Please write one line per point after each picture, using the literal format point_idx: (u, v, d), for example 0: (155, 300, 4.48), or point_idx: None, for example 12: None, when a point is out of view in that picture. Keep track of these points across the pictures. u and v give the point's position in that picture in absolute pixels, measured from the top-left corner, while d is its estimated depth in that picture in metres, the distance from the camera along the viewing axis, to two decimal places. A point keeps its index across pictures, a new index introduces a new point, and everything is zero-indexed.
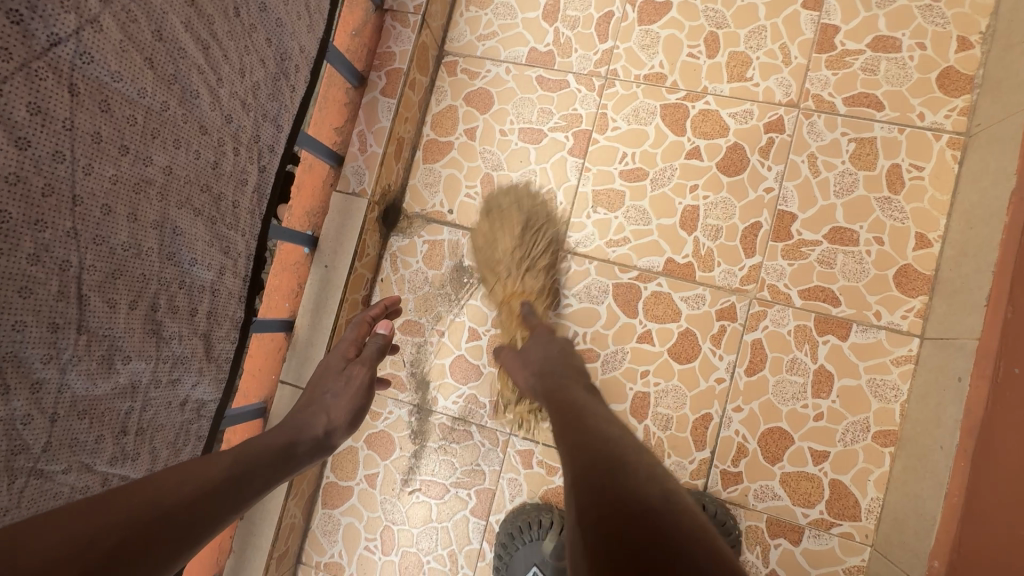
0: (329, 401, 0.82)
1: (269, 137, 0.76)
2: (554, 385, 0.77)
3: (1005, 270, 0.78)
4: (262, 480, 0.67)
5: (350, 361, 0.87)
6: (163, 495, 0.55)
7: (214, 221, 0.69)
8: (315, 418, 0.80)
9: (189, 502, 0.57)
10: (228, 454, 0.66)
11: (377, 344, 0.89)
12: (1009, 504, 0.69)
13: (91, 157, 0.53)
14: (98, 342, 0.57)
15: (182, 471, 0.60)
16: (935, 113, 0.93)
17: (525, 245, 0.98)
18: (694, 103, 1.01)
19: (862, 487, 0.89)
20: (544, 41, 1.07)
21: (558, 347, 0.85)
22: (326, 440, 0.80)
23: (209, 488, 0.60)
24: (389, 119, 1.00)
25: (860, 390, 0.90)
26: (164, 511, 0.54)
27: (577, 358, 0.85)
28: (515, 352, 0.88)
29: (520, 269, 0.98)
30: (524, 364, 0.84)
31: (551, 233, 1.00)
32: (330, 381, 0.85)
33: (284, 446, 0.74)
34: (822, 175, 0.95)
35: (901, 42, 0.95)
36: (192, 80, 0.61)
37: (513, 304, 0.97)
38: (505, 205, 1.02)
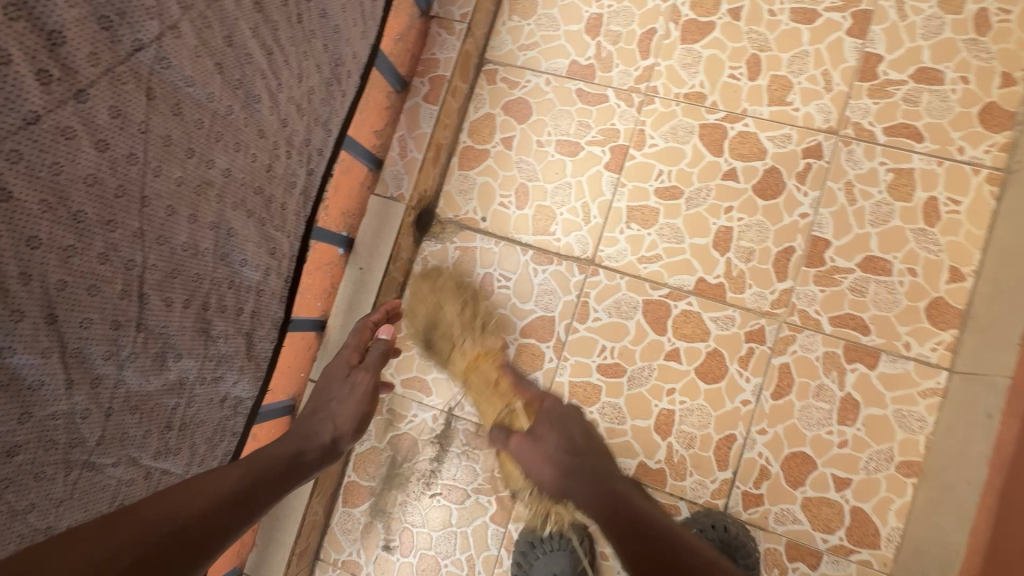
0: (335, 408, 0.84)
1: (319, 141, 0.76)
2: (593, 476, 0.78)
3: None
4: (269, 491, 0.68)
5: (353, 368, 0.88)
6: (177, 508, 0.57)
7: (264, 222, 0.70)
8: (322, 427, 0.81)
9: (202, 515, 0.58)
10: (237, 470, 0.67)
11: (380, 350, 0.89)
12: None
13: (161, 159, 0.54)
14: (154, 340, 0.58)
15: (194, 484, 0.61)
16: (975, 147, 0.93)
17: (472, 314, 1.01)
18: (733, 124, 1.01)
19: (884, 516, 0.89)
20: (585, 54, 1.07)
21: (576, 429, 0.86)
22: (334, 447, 0.81)
23: (218, 503, 0.61)
24: (430, 126, 1.02)
25: (886, 419, 0.91)
26: (177, 526, 0.55)
27: (597, 435, 0.87)
28: (532, 440, 0.86)
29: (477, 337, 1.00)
30: (547, 457, 0.83)
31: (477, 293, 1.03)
32: (335, 388, 0.86)
33: (294, 455, 0.75)
34: (858, 204, 0.96)
35: (944, 75, 0.95)
36: (256, 85, 0.62)
37: (482, 365, 0.99)
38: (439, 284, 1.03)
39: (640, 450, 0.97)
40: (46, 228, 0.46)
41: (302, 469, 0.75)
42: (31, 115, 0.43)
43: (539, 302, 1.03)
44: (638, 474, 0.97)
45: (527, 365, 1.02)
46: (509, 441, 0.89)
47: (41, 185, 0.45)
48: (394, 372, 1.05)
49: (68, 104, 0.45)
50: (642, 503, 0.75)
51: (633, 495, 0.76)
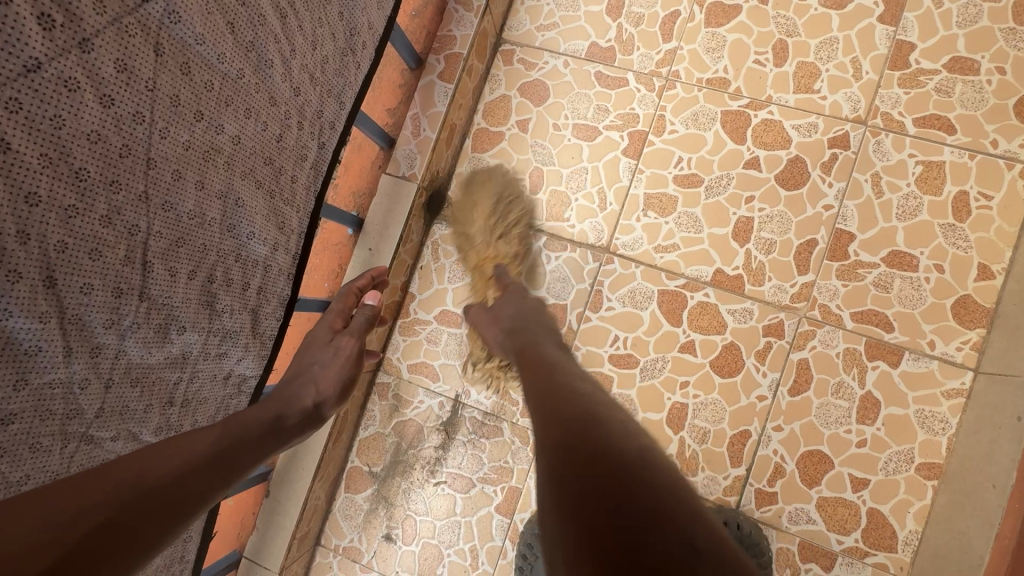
0: (317, 372, 0.79)
1: (332, 114, 0.73)
2: (525, 343, 0.75)
3: None
4: (250, 453, 0.64)
5: (337, 333, 0.85)
6: (145, 470, 0.53)
7: (273, 194, 0.67)
8: (303, 390, 0.77)
9: (175, 479, 0.54)
10: (214, 429, 0.62)
11: (365, 316, 0.87)
12: None
13: (167, 120, 0.51)
14: (157, 311, 0.56)
15: (168, 445, 0.57)
16: (1009, 141, 0.90)
17: (497, 217, 0.97)
18: (757, 112, 0.98)
19: (901, 519, 0.87)
20: (606, 36, 1.04)
21: (528, 307, 0.84)
22: (316, 412, 0.78)
23: (191, 463, 0.56)
24: (444, 105, 0.98)
25: (907, 420, 0.88)
26: (144, 490, 0.51)
27: (547, 316, 0.84)
28: (484, 309, 0.87)
29: (494, 235, 0.97)
30: (494, 320, 0.83)
31: (523, 206, 1.00)
32: (317, 352, 0.82)
33: (274, 419, 0.71)
34: (885, 197, 0.92)
35: (979, 65, 0.92)
36: (268, 48, 0.60)
37: (487, 267, 0.96)
38: (482, 178, 0.99)
39: None
40: (46, 185, 0.43)
41: (284, 431, 0.72)
42: (31, 62, 0.41)
43: (551, 289, 1.00)
44: None
45: None
46: (470, 311, 0.91)
47: (41, 139, 0.42)
48: (401, 356, 1.03)
49: (70, 53, 0.43)
50: (563, 361, 0.69)
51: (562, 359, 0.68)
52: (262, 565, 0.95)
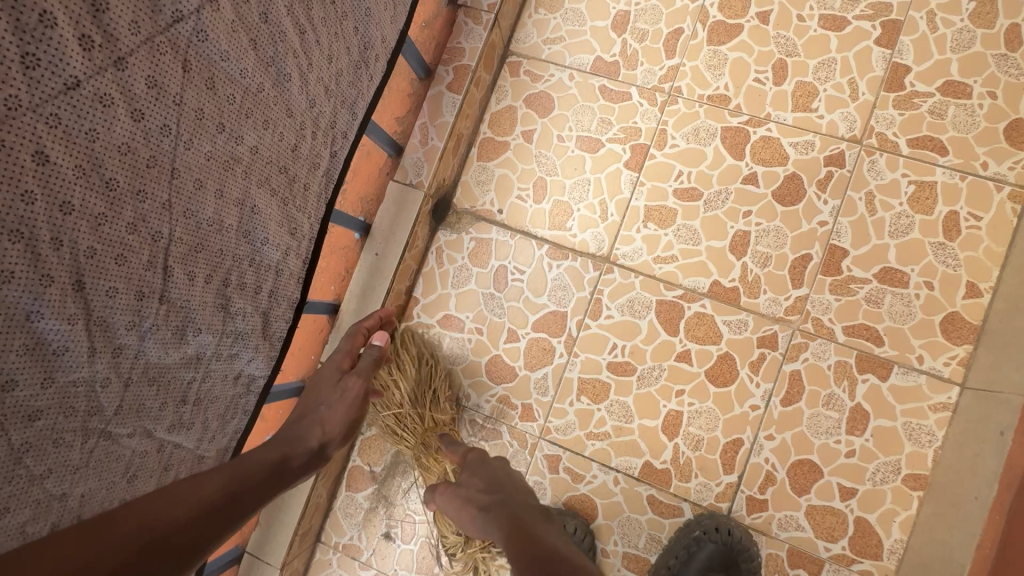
0: (324, 412, 0.82)
1: (344, 124, 0.76)
2: (506, 512, 0.78)
3: None
4: (257, 495, 0.67)
5: (345, 373, 0.88)
6: (157, 517, 0.56)
7: (287, 202, 0.70)
8: (309, 431, 0.80)
9: (185, 523, 0.57)
10: (222, 472, 0.65)
11: (372, 356, 0.90)
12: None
13: (193, 133, 0.54)
14: (175, 313, 0.58)
15: (178, 488, 0.60)
16: (999, 163, 0.93)
17: (423, 383, 1.00)
18: (756, 129, 1.00)
19: (887, 527, 0.89)
20: (611, 51, 1.07)
21: (495, 473, 0.86)
22: (321, 452, 0.80)
23: (200, 510, 0.59)
24: (452, 115, 1.00)
25: (895, 431, 0.91)
26: (154, 536, 0.54)
27: (514, 479, 0.87)
28: (453, 489, 0.86)
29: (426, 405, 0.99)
30: (466, 501, 0.83)
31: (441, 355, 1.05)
32: (325, 393, 0.85)
33: (280, 461, 0.73)
34: (878, 214, 0.95)
35: (972, 89, 0.95)
36: (288, 63, 0.62)
37: (432, 440, 0.98)
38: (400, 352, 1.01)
39: (646, 450, 0.97)
40: (79, 194, 0.46)
41: (290, 472, 0.74)
42: (71, 80, 0.43)
43: (552, 296, 1.03)
44: (642, 474, 0.97)
45: (537, 359, 1.02)
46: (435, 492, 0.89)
47: (77, 151, 0.45)
48: None
49: (107, 71, 0.45)
50: (545, 530, 0.75)
51: (537, 521, 0.77)
52: (263, 561, 0.97)
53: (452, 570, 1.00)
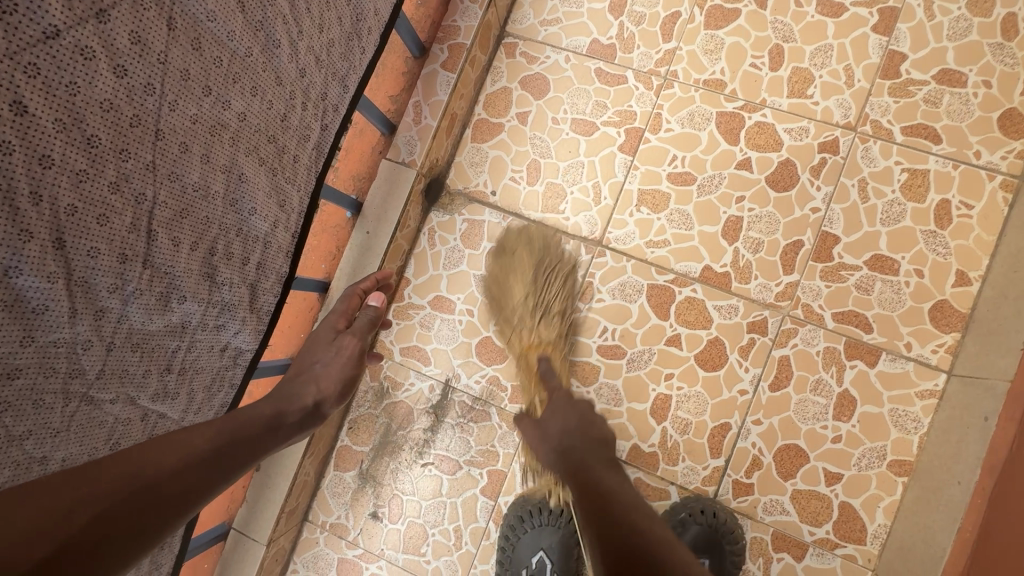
0: (319, 371, 0.81)
1: (335, 96, 0.75)
2: (576, 466, 0.74)
3: None
4: (250, 449, 0.66)
5: (340, 332, 0.86)
6: (144, 467, 0.55)
7: (276, 172, 0.69)
8: (304, 388, 0.78)
9: (173, 473, 0.56)
10: (211, 426, 0.64)
11: (369, 317, 0.89)
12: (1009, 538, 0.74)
13: (178, 94, 0.53)
14: (160, 279, 0.58)
15: (167, 441, 0.59)
16: (992, 153, 0.93)
17: (540, 287, 0.98)
18: (750, 114, 1.00)
19: (871, 512, 0.90)
20: (608, 33, 1.06)
21: (575, 422, 0.81)
22: (317, 410, 0.79)
23: (189, 461, 0.58)
24: (446, 94, 1.00)
25: (881, 418, 0.91)
26: (140, 484, 0.53)
27: (597, 423, 0.81)
28: (538, 426, 0.84)
29: (534, 316, 0.97)
30: (543, 439, 0.82)
31: (565, 273, 1.00)
32: (320, 352, 0.83)
33: (274, 417, 0.73)
34: (871, 202, 0.95)
35: (967, 78, 0.95)
36: (277, 28, 0.61)
37: (533, 355, 0.96)
38: (513, 244, 1.01)
39: (635, 433, 0.97)
40: (59, 149, 0.45)
41: (283, 429, 0.73)
42: (51, 29, 0.42)
43: None
44: (629, 456, 0.97)
45: None
46: (521, 422, 0.89)
47: (57, 104, 0.44)
48: (394, 339, 1.05)
49: (88, 24, 0.45)
50: (610, 478, 0.71)
51: (606, 472, 0.73)
52: (249, 537, 0.97)
53: (439, 551, 1.01)
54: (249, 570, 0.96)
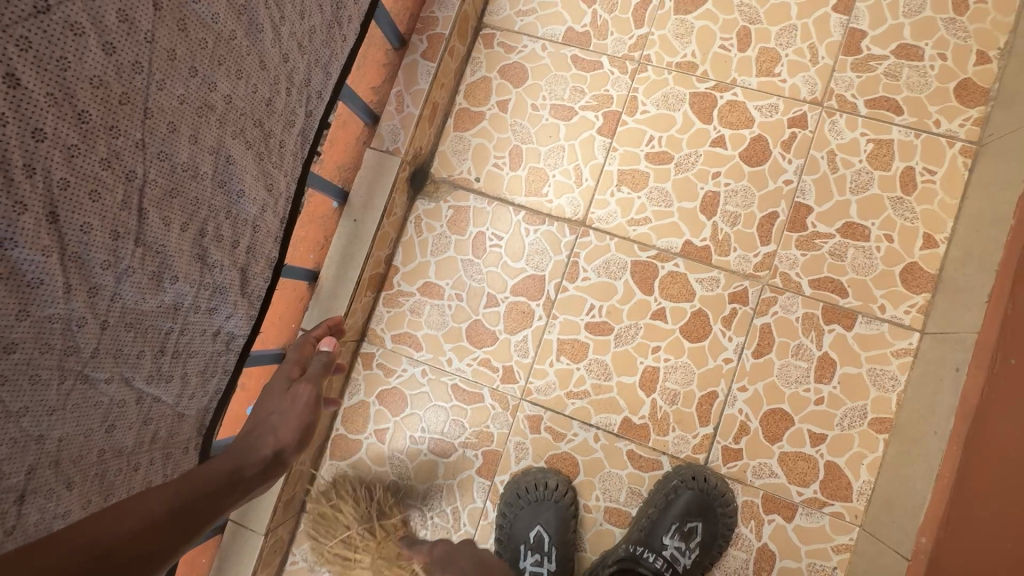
0: (276, 421, 0.81)
1: (318, 84, 0.77)
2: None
3: (1007, 270, 0.83)
4: (212, 504, 0.64)
5: (295, 380, 0.87)
6: (99, 532, 0.53)
7: (263, 156, 0.71)
8: (261, 440, 0.77)
9: (132, 536, 0.54)
10: (169, 485, 0.62)
11: (321, 362, 0.90)
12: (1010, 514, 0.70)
13: (165, 73, 0.55)
14: (151, 257, 0.59)
15: (126, 504, 0.57)
16: (950, 121, 0.97)
17: (364, 501, 1.00)
18: (722, 94, 1.04)
19: (856, 470, 0.93)
20: (581, 21, 1.09)
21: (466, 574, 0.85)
22: (277, 460, 0.77)
23: (150, 523, 0.57)
24: (427, 82, 1.01)
25: (861, 378, 0.95)
26: (99, 553, 0.52)
27: (492, 572, 0.86)
28: None
29: (371, 524, 0.99)
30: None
31: (379, 475, 1.04)
32: (274, 402, 0.83)
33: (231, 472, 0.70)
34: (840, 171, 0.99)
35: (924, 51, 0.99)
36: (259, 13, 0.63)
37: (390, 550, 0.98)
38: (338, 482, 1.02)
39: (625, 407, 1.00)
40: (51, 123, 0.47)
41: (244, 483, 0.71)
42: (42, 4, 0.44)
43: (529, 261, 1.05)
44: (621, 429, 0.99)
45: (517, 322, 1.04)
46: None
47: (48, 79, 0.46)
48: (385, 327, 1.07)
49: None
50: None
51: None
52: (248, 528, 0.97)
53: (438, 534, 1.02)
54: (248, 562, 0.96)
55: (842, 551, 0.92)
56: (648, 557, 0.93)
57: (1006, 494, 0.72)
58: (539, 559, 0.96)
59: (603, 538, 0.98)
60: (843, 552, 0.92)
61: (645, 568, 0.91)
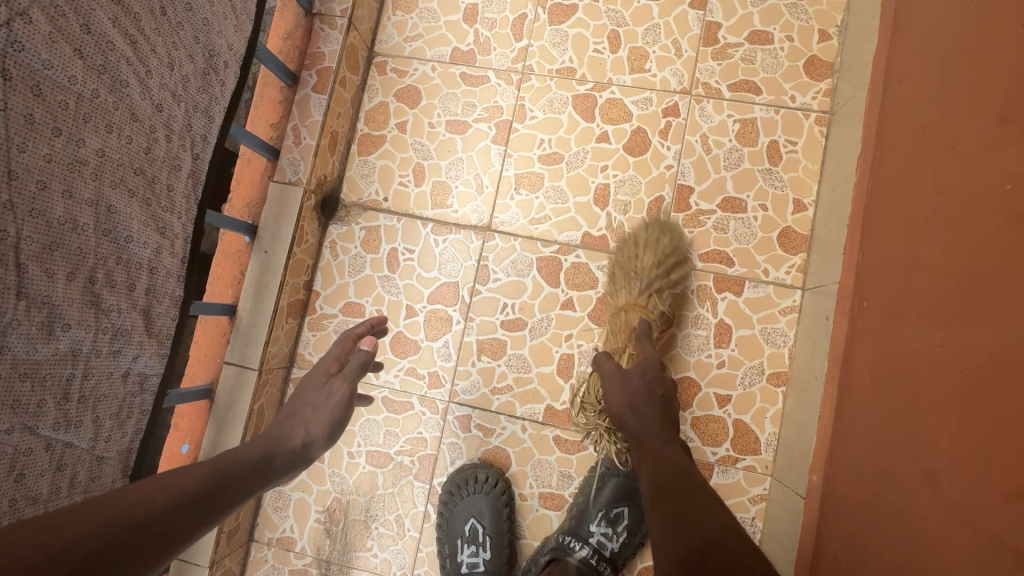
0: (310, 413, 0.82)
1: (200, 127, 0.82)
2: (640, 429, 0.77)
3: (856, 219, 0.90)
4: (239, 490, 0.66)
5: (332, 375, 0.88)
6: (135, 505, 0.55)
7: (149, 202, 0.75)
8: (293, 430, 0.78)
9: (163, 513, 0.56)
10: (202, 465, 0.64)
11: (360, 360, 0.91)
12: (878, 433, 0.74)
13: (25, 136, 0.59)
14: (37, 308, 0.63)
15: (157, 482, 0.59)
16: (804, 96, 1.07)
17: (664, 266, 1.00)
18: (601, 93, 1.12)
19: (761, 424, 1.00)
20: (465, 40, 1.16)
21: (659, 392, 0.83)
22: (305, 452, 0.78)
23: (180, 497, 0.59)
24: (320, 114, 1.07)
25: (754, 338, 1.02)
26: (134, 523, 0.54)
27: (677, 408, 0.84)
28: (621, 372, 0.87)
29: (650, 288, 0.98)
30: (625, 392, 0.83)
31: (682, 267, 1.02)
32: (311, 394, 0.84)
33: (263, 457, 0.72)
34: (713, 152, 1.08)
35: (773, 36, 1.09)
36: (122, 70, 0.68)
37: (633, 317, 0.98)
38: (641, 234, 1.03)
39: (546, 395, 1.05)
40: None
41: (273, 471, 0.72)
42: None
43: (442, 269, 1.10)
44: (546, 417, 1.05)
45: (437, 329, 1.09)
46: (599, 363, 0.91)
47: None
48: (312, 351, 1.10)
49: None
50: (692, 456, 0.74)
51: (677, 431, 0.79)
52: (192, 562, 0.99)
53: (385, 542, 1.05)
54: None
55: (757, 501, 0.99)
56: (575, 547, 0.94)
57: (868, 416, 0.77)
58: (475, 551, 0.99)
59: (541, 523, 1.03)
60: (759, 502, 0.99)
61: (575, 559, 0.93)
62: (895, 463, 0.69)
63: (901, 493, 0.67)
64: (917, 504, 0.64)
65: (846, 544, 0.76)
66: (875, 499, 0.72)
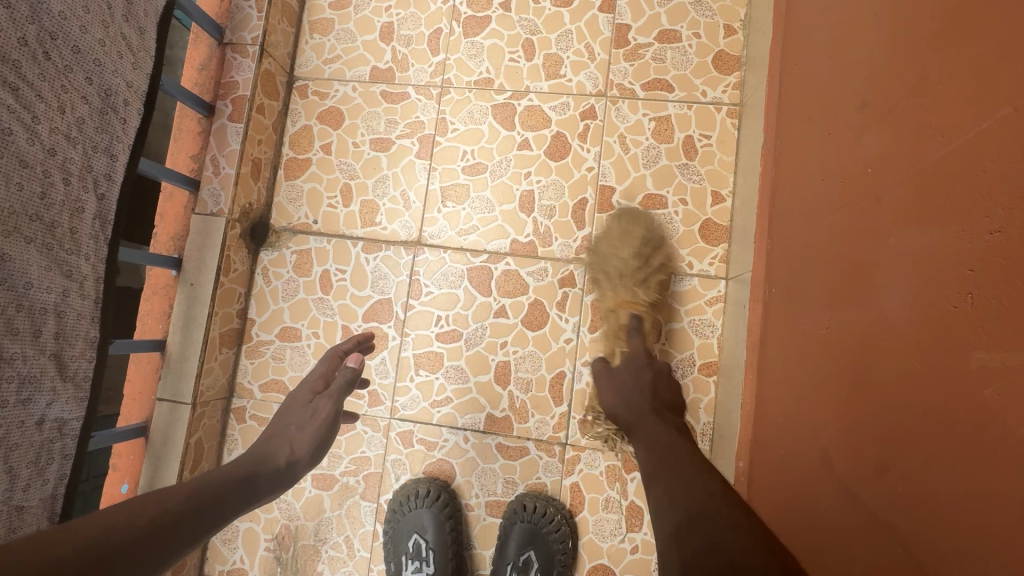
0: (293, 433, 0.79)
1: (103, 167, 0.82)
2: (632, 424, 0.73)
3: (763, 207, 0.92)
4: (222, 512, 0.64)
5: (317, 394, 0.85)
6: (119, 523, 0.54)
7: (50, 247, 0.75)
8: (278, 449, 0.76)
9: (147, 533, 0.55)
10: (187, 485, 0.63)
11: (346, 376, 0.86)
12: (787, 416, 0.75)
13: None
14: None
15: (141, 501, 0.58)
16: (714, 90, 1.09)
17: (644, 258, 0.99)
18: (519, 101, 1.13)
19: (695, 414, 1.02)
20: (383, 59, 1.17)
21: (649, 377, 0.80)
22: (290, 471, 0.76)
23: (162, 519, 0.57)
24: (238, 142, 1.07)
25: (684, 331, 1.04)
26: (116, 545, 0.52)
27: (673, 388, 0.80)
28: (608, 371, 0.84)
29: (635, 282, 0.98)
30: (615, 389, 0.79)
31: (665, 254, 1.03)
32: (295, 413, 0.82)
33: (247, 474, 0.70)
34: (632, 151, 1.10)
35: (681, 33, 1.11)
36: (2, 119, 0.69)
37: (621, 313, 0.96)
38: (629, 222, 1.04)
39: (486, 403, 1.06)
40: None
41: (258, 488, 0.70)
42: None
43: (375, 287, 1.11)
44: (487, 426, 1.05)
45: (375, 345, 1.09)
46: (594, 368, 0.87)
47: None
48: (251, 379, 1.10)
49: None
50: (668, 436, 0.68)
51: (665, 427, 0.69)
52: None
53: (335, 565, 1.05)
54: None
55: None
56: None
57: (780, 400, 0.79)
58: (418, 566, 0.98)
59: (488, 532, 1.03)
60: None
61: None
62: (800, 447, 0.70)
63: (805, 474, 0.68)
64: (817, 487, 0.65)
65: (767, 531, 0.76)
66: (787, 484, 0.73)
